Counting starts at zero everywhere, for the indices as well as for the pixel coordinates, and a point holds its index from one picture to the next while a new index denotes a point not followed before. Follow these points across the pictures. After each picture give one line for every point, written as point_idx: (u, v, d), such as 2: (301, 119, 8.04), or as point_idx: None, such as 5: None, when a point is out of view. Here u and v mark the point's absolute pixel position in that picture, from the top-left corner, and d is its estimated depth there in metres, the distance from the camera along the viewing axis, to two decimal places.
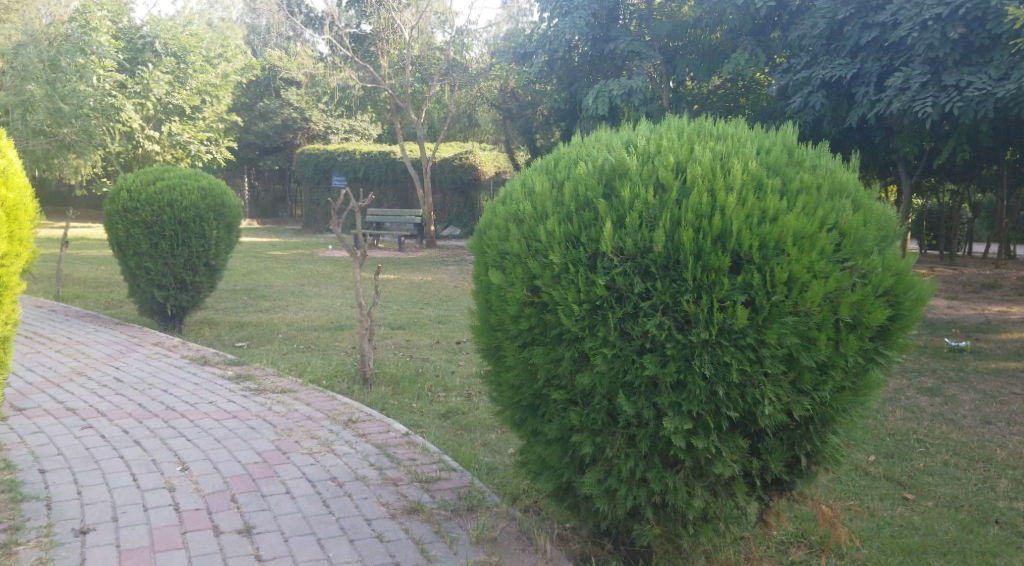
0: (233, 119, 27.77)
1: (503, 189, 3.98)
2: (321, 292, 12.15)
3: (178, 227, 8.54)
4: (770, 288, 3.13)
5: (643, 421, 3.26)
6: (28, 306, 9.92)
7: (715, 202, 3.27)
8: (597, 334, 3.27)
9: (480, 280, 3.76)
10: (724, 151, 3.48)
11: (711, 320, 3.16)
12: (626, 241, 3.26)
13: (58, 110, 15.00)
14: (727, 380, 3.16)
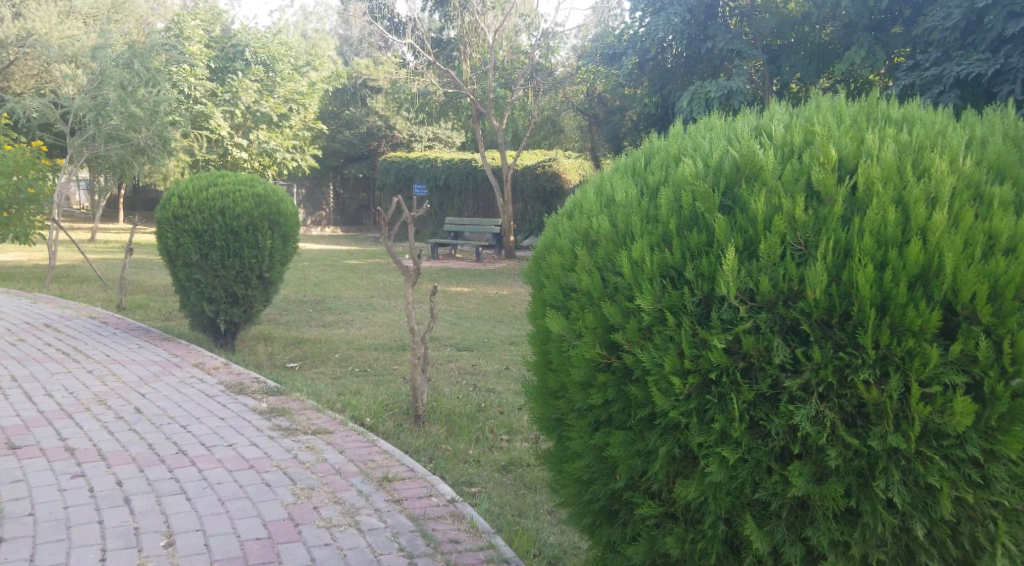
0: (319, 127, 27.31)
1: (570, 201, 3.17)
2: (390, 305, 11.39)
3: (228, 238, 7.91)
4: (1007, 366, 2.19)
5: (783, 559, 2.41)
6: (84, 320, 9.60)
7: (909, 219, 2.36)
8: (714, 427, 2.41)
9: (536, 321, 2.96)
10: (915, 141, 2.59)
11: (909, 413, 2.24)
12: (763, 278, 2.37)
13: (134, 115, 14.67)
14: (931, 513, 2.27)
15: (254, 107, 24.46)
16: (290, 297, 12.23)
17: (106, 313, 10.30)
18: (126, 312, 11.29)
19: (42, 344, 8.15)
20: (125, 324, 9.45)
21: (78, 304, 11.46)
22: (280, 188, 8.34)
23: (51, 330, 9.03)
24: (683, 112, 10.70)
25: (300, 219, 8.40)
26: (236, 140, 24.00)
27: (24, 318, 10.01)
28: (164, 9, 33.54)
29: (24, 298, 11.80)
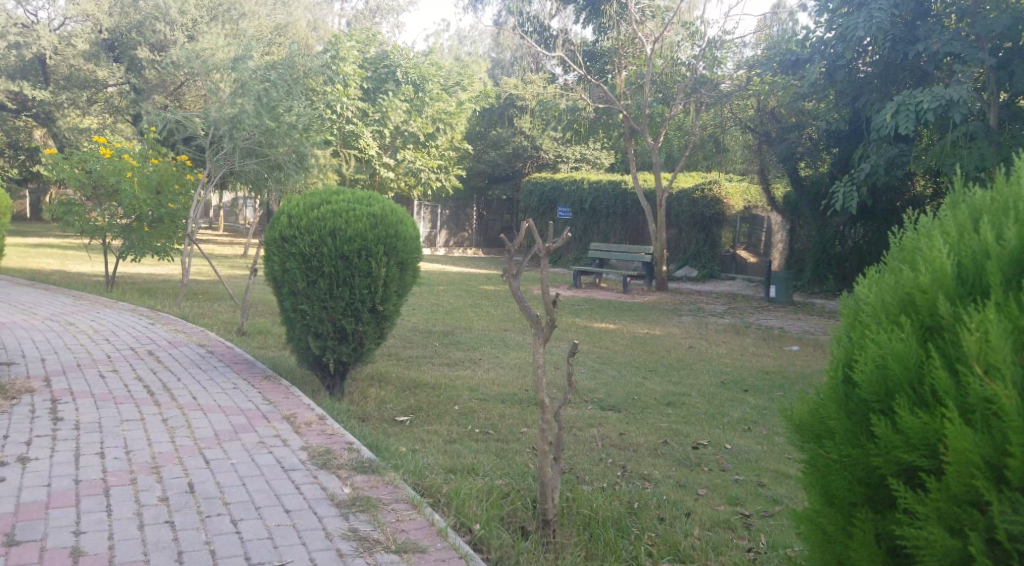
0: (464, 147, 26.34)
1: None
2: (525, 342, 9.97)
3: (339, 263, 6.78)
4: None
5: None
6: (191, 349, 8.78)
7: None
8: None
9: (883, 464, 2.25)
10: None
11: None
12: None
13: (271, 130, 13.51)
14: None
15: (402, 128, 23.84)
16: (416, 328, 10.99)
17: (222, 340, 9.43)
18: (236, 338, 10.27)
19: (133, 376, 7.26)
20: (231, 355, 8.49)
21: (196, 326, 10.64)
22: (399, 208, 7.20)
23: (151, 359, 8.17)
24: (887, 125, 9.26)
25: (422, 245, 7.23)
26: (382, 160, 23.39)
27: (134, 341, 9.26)
28: (322, 31, 33.54)
29: (146, 318, 11.15)
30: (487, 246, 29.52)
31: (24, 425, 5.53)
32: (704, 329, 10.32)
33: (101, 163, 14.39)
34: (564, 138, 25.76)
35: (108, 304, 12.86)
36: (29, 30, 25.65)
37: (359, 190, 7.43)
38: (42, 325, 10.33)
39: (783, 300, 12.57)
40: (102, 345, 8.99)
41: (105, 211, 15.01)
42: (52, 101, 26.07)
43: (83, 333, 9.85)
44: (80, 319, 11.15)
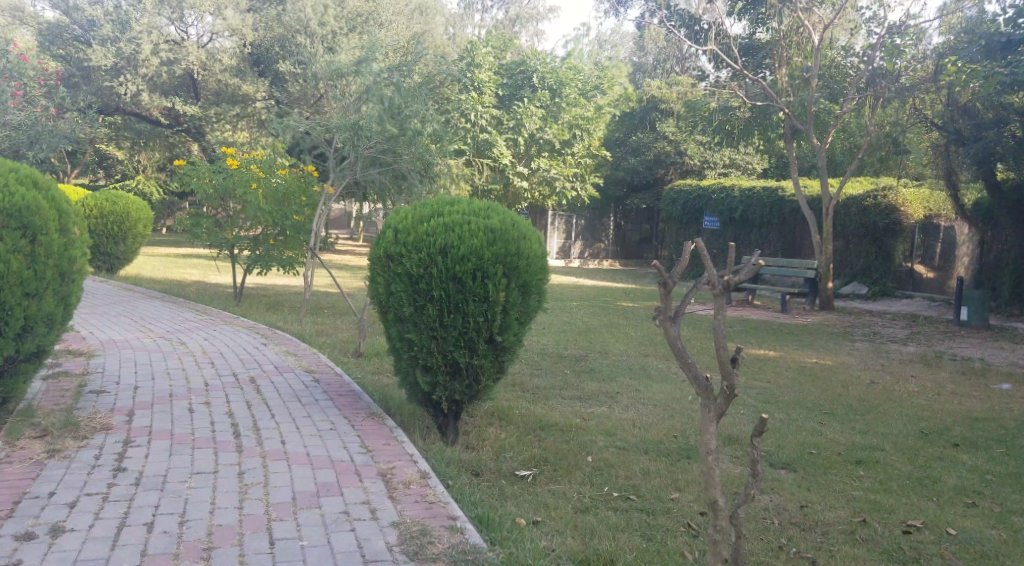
0: (602, 154, 25.05)
1: None
2: (673, 371, 8.70)
3: (452, 286, 5.88)
4: None
5: None
6: (297, 376, 7.96)
7: None
8: None
9: None
10: None
11: None
12: None
13: (396, 136, 12.43)
14: None
15: (537, 135, 22.76)
16: (548, 351, 9.84)
17: (333, 365, 8.60)
18: (349, 359, 9.42)
19: (223, 414, 6.55)
20: (339, 384, 7.64)
21: (311, 347, 9.85)
22: (522, 223, 6.25)
23: (251, 389, 7.39)
24: None
25: (549, 265, 6.24)
26: (517, 168, 22.44)
27: (241, 364, 8.58)
28: (458, 37, 32.83)
29: (261, 336, 10.48)
30: (625, 258, 27.99)
31: (76, 484, 4.85)
32: (887, 358, 8.78)
33: (229, 177, 13.97)
34: (711, 143, 24.07)
35: (230, 319, 12.31)
36: (179, 46, 25.71)
37: (477, 201, 6.53)
38: (154, 344, 9.86)
39: (977, 324, 10.88)
40: (204, 369, 8.29)
41: (231, 222, 14.71)
42: (201, 115, 26.55)
43: (193, 353, 9.27)
44: (196, 336, 10.62)
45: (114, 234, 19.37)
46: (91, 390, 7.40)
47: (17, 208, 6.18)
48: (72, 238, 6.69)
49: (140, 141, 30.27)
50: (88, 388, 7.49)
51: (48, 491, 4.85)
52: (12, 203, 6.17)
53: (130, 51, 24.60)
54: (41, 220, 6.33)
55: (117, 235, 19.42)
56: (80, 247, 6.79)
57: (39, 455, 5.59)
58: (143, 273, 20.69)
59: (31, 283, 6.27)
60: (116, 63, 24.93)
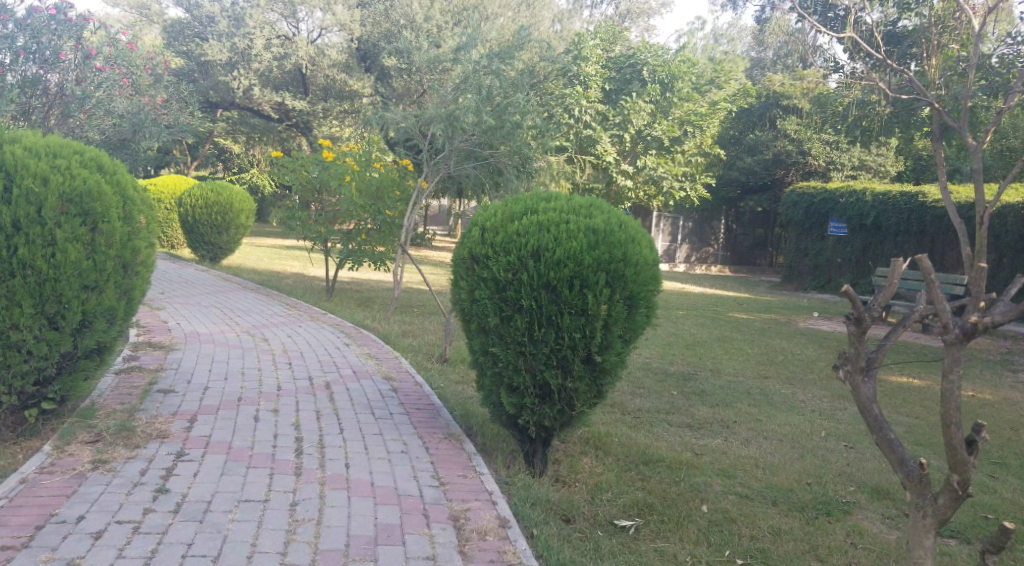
0: (716, 152, 23.70)
1: None
2: (809, 407, 7.82)
3: (542, 293, 5.15)
4: None
5: None
6: (374, 383, 7.24)
7: None
8: None
9: None
10: None
11: None
12: None
13: (493, 128, 11.56)
14: None
15: (645, 131, 21.61)
16: (655, 366, 9.18)
17: (417, 374, 7.79)
18: (427, 364, 8.64)
19: (290, 423, 5.79)
20: (421, 397, 6.81)
21: (397, 350, 9.08)
22: (631, 225, 5.42)
23: (324, 395, 6.68)
24: None
25: (662, 275, 5.36)
26: (621, 167, 21.43)
27: (318, 367, 7.82)
28: (568, 29, 31.92)
29: (343, 336, 9.77)
30: (735, 263, 26.64)
31: (113, 504, 4.19)
32: None
33: (323, 169, 13.39)
34: (839, 142, 22.38)
35: (317, 314, 11.72)
36: (289, 41, 25.80)
37: (582, 200, 5.78)
38: (233, 339, 9.19)
39: None
40: (280, 369, 7.65)
41: (324, 216, 14.19)
42: (307, 109, 26.48)
43: (271, 351, 8.57)
44: (277, 332, 9.99)
45: (217, 225, 19.15)
46: (159, 388, 6.66)
47: (76, 192, 5.38)
48: (139, 228, 5.80)
49: (254, 134, 30.67)
50: (156, 385, 6.78)
51: (78, 515, 4.06)
52: (72, 187, 5.38)
53: (243, 48, 25.11)
54: (104, 207, 5.48)
55: (221, 226, 19.23)
56: (148, 239, 5.90)
57: (84, 466, 4.78)
58: (246, 263, 20.61)
59: (91, 275, 5.41)
60: (231, 59, 25.42)
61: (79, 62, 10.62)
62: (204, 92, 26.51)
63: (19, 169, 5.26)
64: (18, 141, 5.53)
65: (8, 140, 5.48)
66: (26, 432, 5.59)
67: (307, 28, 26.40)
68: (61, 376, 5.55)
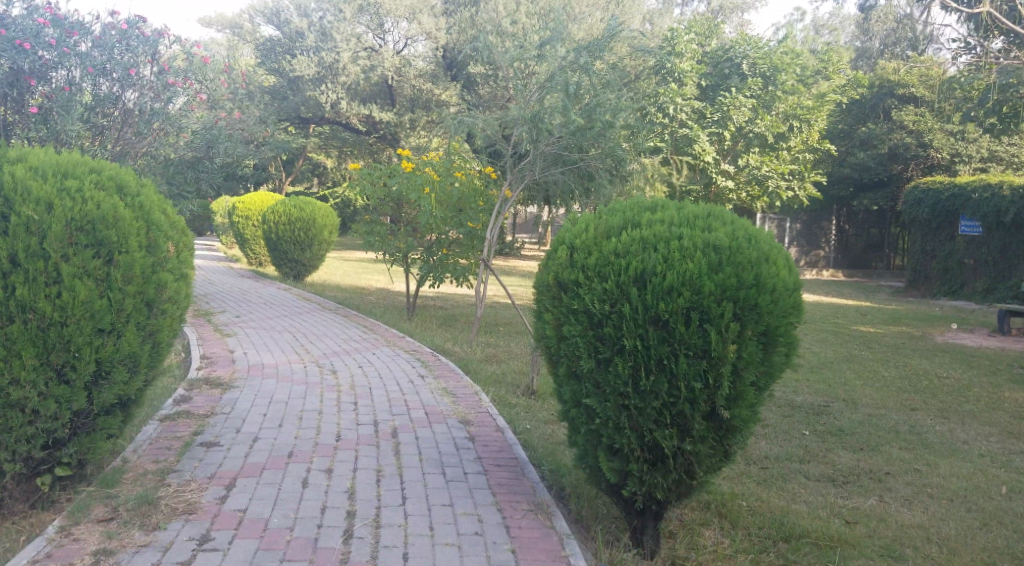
0: (827, 147, 22.07)
1: None
2: (973, 457, 6.50)
3: (651, 330, 4.33)
4: None
5: None
6: (452, 428, 6.30)
7: None
8: None
9: None
10: None
11: None
12: None
13: (582, 128, 10.40)
14: None
15: (746, 128, 19.99)
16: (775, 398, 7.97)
17: (499, 417, 6.75)
18: (510, 400, 7.65)
19: (343, 488, 4.89)
20: (503, 452, 5.76)
21: (478, 385, 8.06)
22: (764, 242, 4.65)
23: (391, 444, 5.77)
24: None
25: (803, 305, 4.55)
26: (722, 167, 20.04)
27: (386, 408, 6.83)
28: (660, 24, 30.34)
29: (419, 366, 8.77)
30: (848, 266, 24.92)
31: None
32: None
33: (401, 179, 12.58)
34: (966, 132, 20.44)
35: (394, 338, 10.79)
36: (376, 53, 25.31)
37: (698, 211, 4.98)
38: (298, 372, 8.28)
39: None
40: (346, 408, 6.77)
41: (401, 229, 13.30)
42: (393, 121, 25.89)
43: (337, 386, 7.61)
44: (348, 361, 9.06)
45: (300, 241, 18.41)
46: (200, 442, 5.76)
47: (88, 218, 4.48)
48: (166, 259, 4.85)
49: (344, 148, 30.27)
50: (199, 437, 5.88)
51: None
52: (83, 212, 4.49)
53: (331, 61, 24.71)
54: (121, 235, 4.56)
55: (304, 242, 18.47)
56: (176, 271, 4.95)
57: (82, 560, 3.94)
58: (331, 279, 20.01)
59: (105, 317, 4.47)
60: (319, 73, 25.05)
61: (154, 77, 11.17)
62: (296, 108, 26.40)
63: (19, 192, 4.38)
64: (22, 161, 4.68)
65: (10, 160, 4.63)
66: (41, 503, 4.70)
67: (393, 38, 25.83)
68: (76, 438, 4.68)
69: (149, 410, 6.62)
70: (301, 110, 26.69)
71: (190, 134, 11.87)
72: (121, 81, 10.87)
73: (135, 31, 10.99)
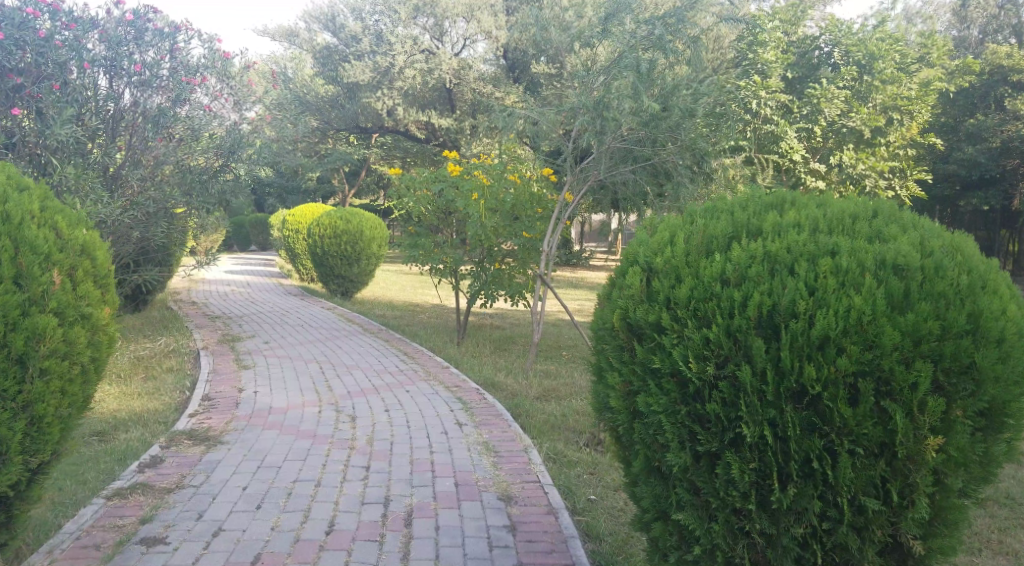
0: (932, 141, 19.80)
1: None
2: None
3: (789, 410, 2.97)
4: None
5: None
6: (482, 509, 4.70)
7: None
8: None
9: None
10: None
11: None
12: None
13: (657, 117, 8.65)
14: None
15: (838, 122, 17.83)
16: None
17: (553, 489, 5.10)
18: (567, 454, 6.02)
19: None
20: (553, 556, 4.15)
21: (530, 437, 6.42)
22: (972, 260, 3.21)
23: (393, 544, 4.19)
24: None
25: None
26: (808, 166, 17.80)
27: (404, 474, 5.23)
28: None
29: (459, 410, 7.10)
30: None
31: None
32: None
33: (448, 186, 10.74)
34: None
35: (435, 369, 9.14)
36: (434, 55, 23.47)
37: (854, 210, 3.53)
38: (309, 421, 6.68)
39: None
40: (349, 477, 5.19)
41: (450, 241, 11.41)
42: (454, 127, 24.36)
43: (349, 442, 6.00)
44: (375, 402, 7.41)
45: (347, 255, 17.00)
46: (142, 536, 4.26)
47: None
48: (54, 295, 3.65)
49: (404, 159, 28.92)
50: (143, 528, 4.38)
51: None
52: None
53: (386, 65, 23.29)
54: None
55: (351, 256, 17.05)
56: (72, 313, 3.74)
57: None
58: (387, 294, 18.62)
59: None
60: (374, 79, 23.75)
61: (172, 75, 9.86)
62: (357, 121, 25.34)
63: None
64: None
65: None
66: None
67: (451, 40, 24.14)
68: None
69: (101, 481, 5.19)
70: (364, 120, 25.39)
71: (215, 137, 10.51)
72: (130, 79, 9.58)
73: (148, 23, 9.67)
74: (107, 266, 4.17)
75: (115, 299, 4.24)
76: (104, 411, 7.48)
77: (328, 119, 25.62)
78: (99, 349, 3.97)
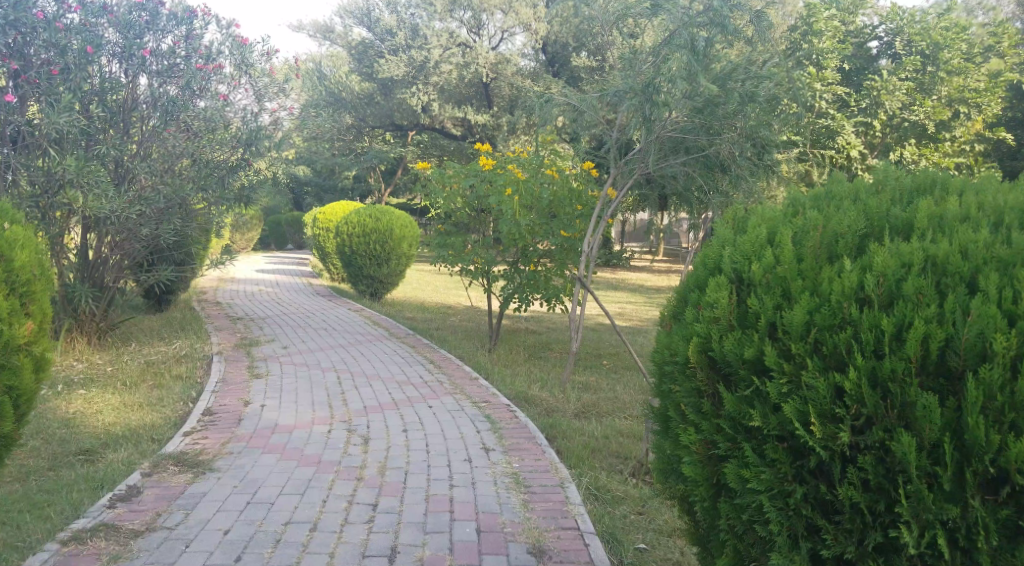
0: (996, 138, 18.66)
1: None
2: None
3: (978, 502, 2.48)
4: None
5: None
6: None
7: None
8: None
9: None
10: None
11: None
12: None
13: (711, 103, 7.72)
14: None
15: (900, 116, 16.84)
16: None
17: (595, 541, 4.29)
18: (610, 488, 5.15)
19: None
20: None
21: (567, 466, 5.54)
22: None
23: None
24: None
25: None
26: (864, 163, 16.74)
27: (416, 521, 4.42)
28: None
29: (487, 431, 6.26)
30: None
31: None
32: None
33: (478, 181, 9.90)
34: None
35: (463, 380, 8.29)
36: (470, 49, 22.64)
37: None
38: (315, 442, 5.87)
39: None
40: (349, 523, 4.39)
41: (483, 239, 10.46)
42: (490, 122, 23.49)
43: (357, 471, 5.18)
44: (392, 420, 6.58)
45: (375, 255, 16.21)
46: None
47: None
48: None
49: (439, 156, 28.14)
50: None
51: None
52: None
53: (421, 60, 22.52)
54: None
55: (380, 256, 16.27)
56: None
57: None
58: (419, 296, 17.88)
59: None
60: (408, 74, 22.98)
61: (184, 60, 9.10)
62: (393, 117, 24.73)
63: None
64: None
65: None
66: None
67: (489, 34, 23.22)
68: None
69: (63, 518, 4.39)
70: (399, 116, 24.72)
71: (231, 129, 9.62)
72: (139, 65, 8.77)
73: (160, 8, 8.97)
74: (27, 271, 4.15)
75: (40, 309, 4.24)
76: (99, 425, 6.52)
77: (364, 117, 25.03)
78: (19, 372, 3.96)
